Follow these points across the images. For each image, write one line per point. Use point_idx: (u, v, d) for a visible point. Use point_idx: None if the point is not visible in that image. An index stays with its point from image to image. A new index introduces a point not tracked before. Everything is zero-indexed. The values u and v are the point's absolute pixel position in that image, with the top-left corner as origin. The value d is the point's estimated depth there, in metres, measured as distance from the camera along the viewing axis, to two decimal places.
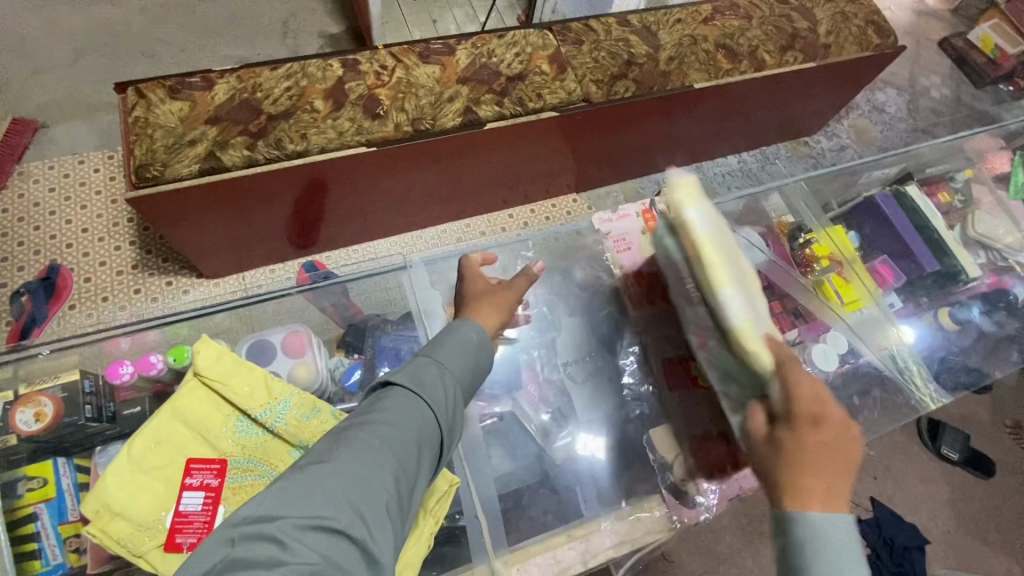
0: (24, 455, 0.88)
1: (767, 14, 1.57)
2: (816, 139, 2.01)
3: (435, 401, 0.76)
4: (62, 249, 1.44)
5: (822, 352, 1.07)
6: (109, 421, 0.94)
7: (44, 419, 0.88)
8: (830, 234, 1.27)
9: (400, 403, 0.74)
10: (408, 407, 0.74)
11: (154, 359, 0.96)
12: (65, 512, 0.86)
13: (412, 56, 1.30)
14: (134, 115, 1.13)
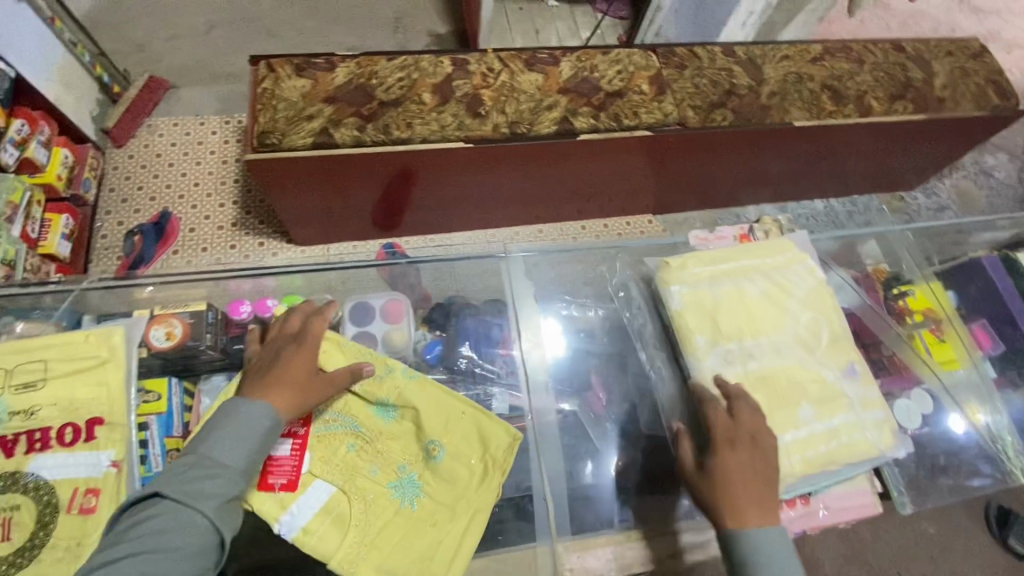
0: (150, 370, 0.82)
1: (882, 60, 1.53)
2: (914, 195, 1.94)
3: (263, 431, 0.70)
4: (175, 200, 1.57)
5: (902, 409, 0.92)
6: (224, 354, 0.87)
7: (173, 339, 0.81)
8: (930, 289, 1.09)
9: (225, 441, 0.67)
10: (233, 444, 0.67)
11: (271, 302, 0.90)
12: (173, 430, 0.78)
13: (518, 62, 1.36)
14: (263, 86, 1.23)
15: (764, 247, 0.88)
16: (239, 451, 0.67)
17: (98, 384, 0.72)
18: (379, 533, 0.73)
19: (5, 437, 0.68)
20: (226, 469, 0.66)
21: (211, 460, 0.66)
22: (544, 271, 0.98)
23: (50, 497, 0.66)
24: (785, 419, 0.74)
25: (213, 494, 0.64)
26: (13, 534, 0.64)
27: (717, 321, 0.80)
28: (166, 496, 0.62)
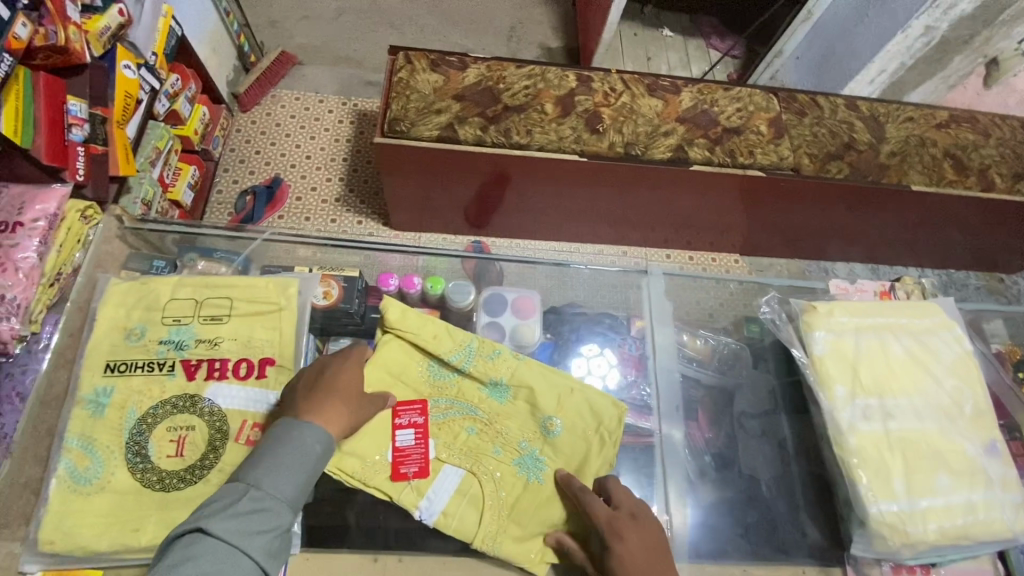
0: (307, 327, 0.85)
1: (1010, 137, 1.44)
2: (1014, 279, 1.82)
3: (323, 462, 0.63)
4: (287, 168, 1.66)
5: None
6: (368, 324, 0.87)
7: (328, 298, 0.83)
8: None
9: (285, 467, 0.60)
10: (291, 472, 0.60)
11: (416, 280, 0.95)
12: None
13: (640, 86, 1.38)
14: (399, 76, 1.30)
15: (910, 310, 0.86)
16: (293, 482, 0.60)
17: (273, 328, 0.73)
18: (511, 502, 0.75)
19: (187, 360, 0.70)
20: (276, 503, 0.58)
21: (263, 493, 0.58)
22: (677, 296, 0.99)
23: (220, 426, 0.67)
24: (920, 483, 0.72)
25: (262, 534, 0.56)
26: (185, 452, 0.65)
27: (858, 373, 0.79)
28: (211, 532, 0.54)
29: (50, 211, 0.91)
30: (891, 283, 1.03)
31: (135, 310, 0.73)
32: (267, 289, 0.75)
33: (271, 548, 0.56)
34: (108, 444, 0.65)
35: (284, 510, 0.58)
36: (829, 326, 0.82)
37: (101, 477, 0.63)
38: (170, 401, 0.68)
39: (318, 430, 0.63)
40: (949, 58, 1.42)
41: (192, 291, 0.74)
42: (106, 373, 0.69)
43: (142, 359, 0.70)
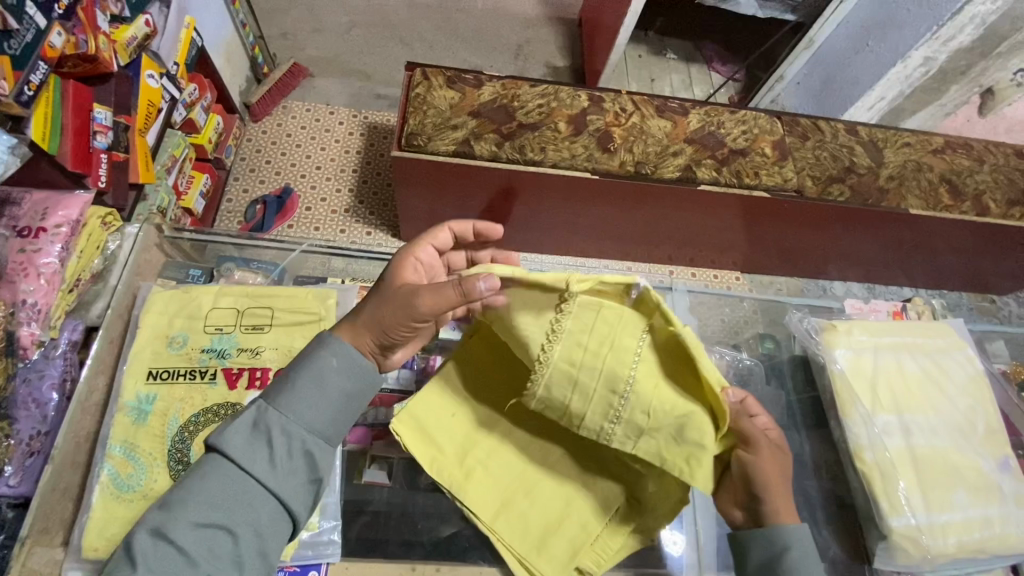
0: None
1: (1002, 164, 1.50)
2: (1004, 300, 1.86)
3: (346, 392, 0.63)
4: (298, 178, 1.67)
5: None
6: None
7: None
8: None
9: (309, 397, 0.60)
10: (314, 403, 0.61)
11: None
12: None
13: (649, 107, 1.42)
14: (416, 91, 1.33)
15: (925, 330, 0.89)
16: (309, 411, 0.60)
17: (315, 337, 0.74)
18: (558, 524, 0.74)
19: (229, 368, 0.71)
20: (302, 434, 0.59)
21: (290, 423, 0.59)
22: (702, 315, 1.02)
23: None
24: (940, 499, 0.75)
25: (273, 460, 0.57)
26: None
27: (876, 391, 0.81)
28: (237, 454, 0.57)
29: (72, 217, 0.91)
30: (903, 303, 1.05)
31: (176, 319, 0.73)
32: (307, 298, 0.76)
33: (281, 473, 0.57)
34: (151, 452, 0.65)
35: (294, 435, 0.58)
36: (852, 347, 0.85)
37: (144, 485, 0.64)
38: (211, 409, 0.68)
39: (334, 346, 0.64)
40: (946, 88, 1.47)
41: (232, 300, 0.75)
42: (149, 381, 0.69)
43: (184, 368, 0.71)
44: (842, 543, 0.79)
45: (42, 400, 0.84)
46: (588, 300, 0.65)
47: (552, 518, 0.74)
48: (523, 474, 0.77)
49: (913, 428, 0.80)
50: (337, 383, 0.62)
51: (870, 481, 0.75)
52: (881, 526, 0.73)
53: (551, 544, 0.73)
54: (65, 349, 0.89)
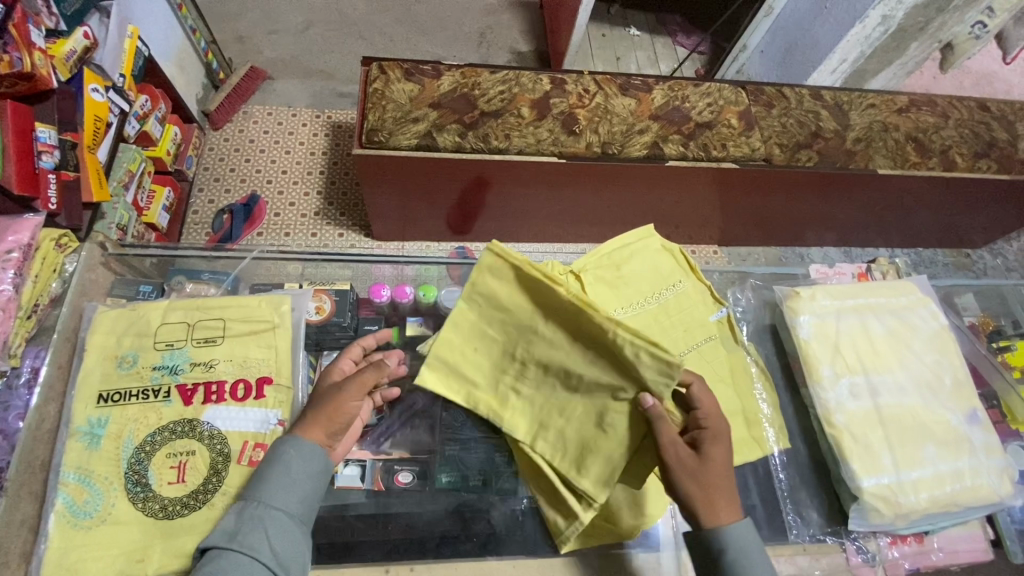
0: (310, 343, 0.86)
1: (966, 118, 1.50)
2: (979, 253, 1.88)
3: (310, 475, 0.64)
4: (264, 184, 1.64)
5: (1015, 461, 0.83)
6: (352, 333, 0.88)
7: (322, 314, 0.84)
8: None
9: (280, 487, 0.62)
10: (284, 489, 0.62)
11: (409, 290, 0.94)
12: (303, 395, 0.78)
13: (613, 86, 1.40)
14: (374, 86, 1.30)
15: (889, 288, 0.90)
16: (290, 490, 0.62)
17: (268, 343, 0.73)
18: (586, 449, 0.74)
19: (183, 385, 0.70)
20: (274, 514, 0.60)
21: (259, 505, 0.61)
22: None
23: (221, 447, 0.67)
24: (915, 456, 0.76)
25: (267, 541, 0.59)
26: (187, 478, 0.65)
27: (841, 353, 0.82)
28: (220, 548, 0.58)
29: (23, 241, 0.87)
30: (866, 264, 1.06)
31: (125, 337, 0.71)
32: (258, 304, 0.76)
33: (276, 552, 0.59)
34: (107, 476, 0.64)
35: (276, 516, 0.60)
36: (819, 315, 0.85)
37: (102, 510, 0.63)
38: (167, 427, 0.67)
39: (291, 439, 0.64)
40: (905, 46, 1.47)
41: (181, 313, 0.74)
42: (100, 404, 0.68)
43: (135, 388, 0.69)
44: (821, 508, 0.79)
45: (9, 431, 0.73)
46: (680, 299, 0.91)
47: (587, 439, 0.74)
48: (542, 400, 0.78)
49: (880, 390, 0.80)
50: (298, 465, 0.63)
51: (840, 445, 0.76)
52: (851, 487, 0.74)
53: (586, 464, 0.73)
54: (28, 376, 0.79)
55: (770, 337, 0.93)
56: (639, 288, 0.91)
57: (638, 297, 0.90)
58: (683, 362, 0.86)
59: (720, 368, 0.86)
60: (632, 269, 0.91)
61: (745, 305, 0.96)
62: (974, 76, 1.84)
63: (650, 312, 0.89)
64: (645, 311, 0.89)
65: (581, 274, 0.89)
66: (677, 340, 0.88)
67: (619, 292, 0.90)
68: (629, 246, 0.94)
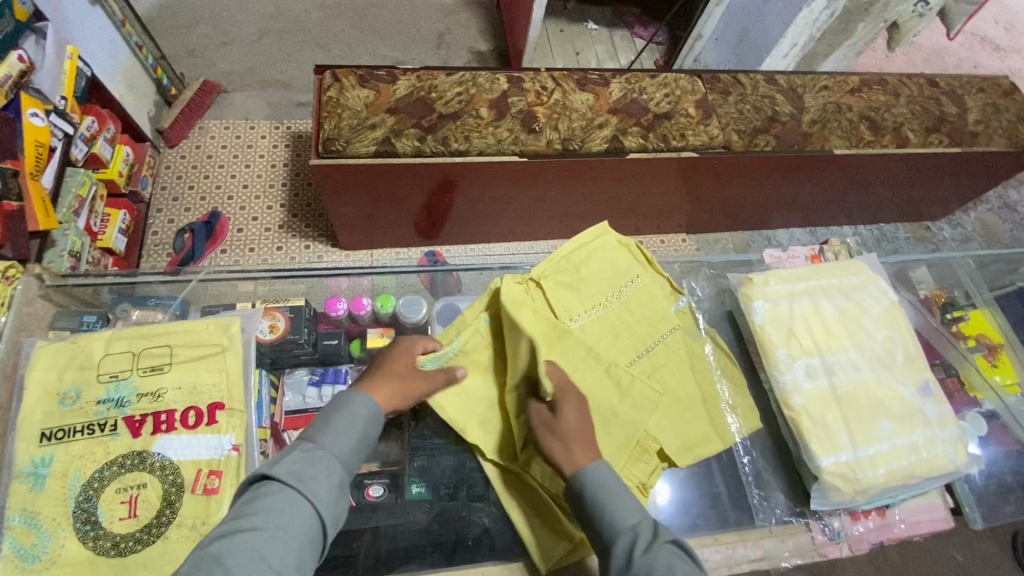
0: (266, 363, 0.85)
1: (916, 94, 1.54)
2: (939, 225, 1.93)
3: (366, 433, 0.68)
4: (224, 200, 1.60)
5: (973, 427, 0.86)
6: (311, 349, 0.87)
7: (277, 332, 0.83)
8: (994, 315, 0.99)
9: (340, 435, 0.66)
10: (343, 437, 0.66)
11: (365, 301, 0.95)
12: (263, 418, 0.78)
13: (570, 82, 1.40)
14: (328, 95, 1.29)
15: (842, 269, 0.91)
16: (347, 442, 0.66)
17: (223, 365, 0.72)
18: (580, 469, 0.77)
19: (130, 417, 0.68)
20: (332, 458, 0.63)
21: (317, 447, 0.64)
22: None
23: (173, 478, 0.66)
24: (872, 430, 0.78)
25: (323, 482, 0.61)
26: (139, 512, 0.64)
27: (796, 336, 0.83)
28: (276, 480, 0.60)
29: None
30: (821, 245, 1.08)
31: (67, 372, 0.69)
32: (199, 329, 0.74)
33: (329, 495, 0.61)
34: (54, 517, 0.62)
35: (336, 462, 0.63)
36: (774, 301, 0.86)
37: (50, 553, 0.61)
38: (115, 462, 0.66)
39: (364, 397, 0.69)
40: (853, 27, 1.50)
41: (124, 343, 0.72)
42: (43, 443, 0.65)
43: (80, 423, 0.67)
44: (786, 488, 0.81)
45: None
46: (641, 296, 0.91)
47: None
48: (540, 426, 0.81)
49: (836, 372, 0.81)
50: (361, 420, 0.68)
51: (799, 427, 0.77)
52: (811, 468, 0.76)
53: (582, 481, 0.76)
54: None
55: (729, 324, 0.94)
56: (601, 286, 0.90)
57: (600, 298, 0.89)
58: (653, 358, 0.86)
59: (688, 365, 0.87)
60: (592, 268, 0.91)
61: (701, 294, 0.97)
62: (923, 53, 1.88)
63: (613, 312, 0.88)
64: (608, 310, 0.89)
65: (541, 281, 0.87)
66: (645, 335, 0.88)
67: (580, 294, 0.89)
68: (588, 244, 0.93)
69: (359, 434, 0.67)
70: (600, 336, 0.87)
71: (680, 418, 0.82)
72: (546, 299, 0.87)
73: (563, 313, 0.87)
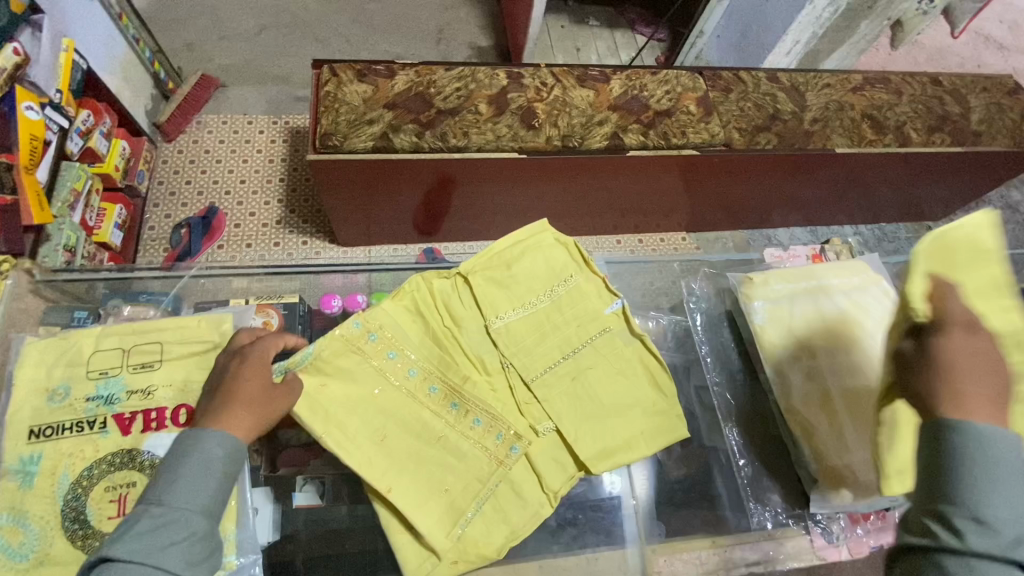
0: None
1: (919, 93, 1.52)
2: (940, 225, 1.91)
3: (222, 477, 0.59)
4: (221, 195, 1.59)
5: None
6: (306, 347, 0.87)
7: (271, 329, 0.83)
8: None
9: (191, 486, 0.57)
10: (194, 490, 0.57)
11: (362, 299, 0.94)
12: None
13: (570, 78, 1.39)
14: (326, 90, 1.27)
15: (830, 269, 0.90)
16: (200, 491, 0.57)
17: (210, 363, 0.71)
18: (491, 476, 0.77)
19: (120, 414, 0.67)
20: (185, 514, 0.55)
21: (166, 507, 0.55)
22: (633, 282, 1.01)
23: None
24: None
25: (178, 546, 0.54)
26: (128, 511, 0.63)
27: (797, 338, 0.83)
28: (120, 556, 0.51)
29: None
30: (822, 244, 1.07)
31: (56, 368, 0.68)
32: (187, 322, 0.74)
33: (184, 556, 0.54)
34: (42, 515, 0.62)
35: (188, 519, 0.55)
36: (775, 301, 0.86)
37: (39, 551, 0.61)
38: (105, 459, 0.65)
39: (220, 436, 0.60)
40: (856, 25, 1.49)
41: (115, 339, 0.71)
42: (31, 440, 0.65)
43: (68, 421, 0.66)
44: (783, 490, 0.82)
45: None
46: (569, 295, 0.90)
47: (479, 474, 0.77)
48: (423, 434, 0.78)
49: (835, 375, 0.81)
50: (212, 463, 0.58)
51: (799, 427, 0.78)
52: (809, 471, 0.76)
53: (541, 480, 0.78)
54: None
55: (726, 324, 0.93)
56: (530, 285, 0.91)
57: (530, 297, 0.90)
58: (577, 359, 0.86)
59: (614, 368, 0.86)
60: (523, 267, 0.91)
61: (700, 294, 0.96)
62: (927, 51, 1.87)
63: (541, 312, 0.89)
64: (538, 310, 0.89)
65: (469, 278, 0.88)
66: (573, 335, 0.88)
67: (510, 291, 0.90)
68: (520, 243, 0.93)
69: (213, 479, 0.58)
70: (527, 334, 0.87)
71: (602, 423, 0.82)
72: (472, 296, 0.88)
73: (489, 312, 0.87)
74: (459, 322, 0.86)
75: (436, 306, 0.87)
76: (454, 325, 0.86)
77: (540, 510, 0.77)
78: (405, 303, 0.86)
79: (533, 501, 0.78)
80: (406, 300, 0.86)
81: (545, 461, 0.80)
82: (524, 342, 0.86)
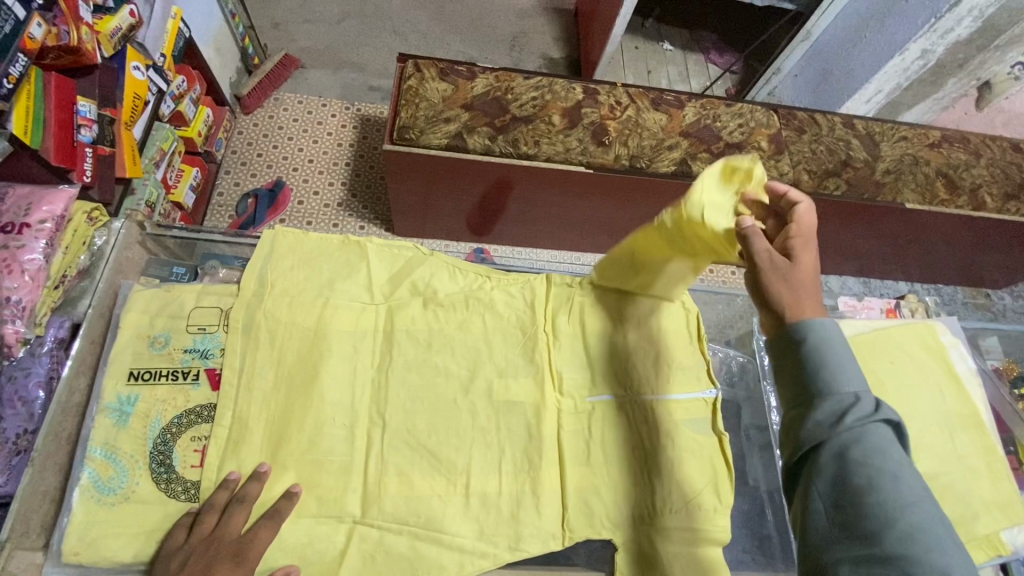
0: None
1: (998, 157, 1.48)
2: (999, 294, 1.86)
3: None
4: (290, 171, 1.65)
5: None
6: None
7: None
8: None
9: None
10: None
11: None
12: None
13: (644, 100, 1.40)
14: (408, 84, 1.31)
15: (912, 326, 0.88)
16: None
17: (335, 304, 0.82)
18: (543, 456, 0.79)
19: (211, 369, 0.76)
20: None
21: None
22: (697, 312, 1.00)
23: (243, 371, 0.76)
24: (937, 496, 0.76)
25: None
26: (207, 461, 0.71)
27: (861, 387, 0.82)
28: None
29: (56, 213, 0.87)
30: (896, 300, 1.06)
31: (158, 318, 0.77)
32: (349, 258, 0.86)
33: None
34: (132, 454, 0.70)
35: None
36: (875, 364, 0.84)
37: (126, 488, 0.68)
38: (193, 411, 0.73)
39: None
40: (942, 81, 1.46)
41: (292, 240, 0.85)
42: (130, 382, 0.73)
43: (166, 368, 0.74)
44: None
45: (29, 397, 0.78)
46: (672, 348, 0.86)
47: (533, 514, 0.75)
48: (457, 410, 0.80)
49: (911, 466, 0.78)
50: None
51: None
52: None
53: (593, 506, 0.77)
54: (52, 345, 0.82)
55: None
56: (638, 334, 0.87)
57: (635, 338, 0.87)
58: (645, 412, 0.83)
59: (674, 438, 0.80)
60: (637, 307, 0.89)
61: None
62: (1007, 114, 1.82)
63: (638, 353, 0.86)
64: (632, 345, 0.87)
65: (584, 299, 0.89)
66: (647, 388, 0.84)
67: (614, 326, 0.89)
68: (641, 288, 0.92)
69: None
70: (611, 350, 0.87)
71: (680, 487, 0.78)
72: (580, 316, 0.89)
73: (586, 338, 0.88)
74: (558, 336, 0.87)
75: (545, 313, 0.88)
76: (552, 336, 0.87)
77: (550, 542, 0.74)
78: (519, 298, 0.89)
79: (597, 511, 0.77)
80: (520, 294, 0.89)
81: (579, 497, 0.77)
82: (603, 377, 0.85)
